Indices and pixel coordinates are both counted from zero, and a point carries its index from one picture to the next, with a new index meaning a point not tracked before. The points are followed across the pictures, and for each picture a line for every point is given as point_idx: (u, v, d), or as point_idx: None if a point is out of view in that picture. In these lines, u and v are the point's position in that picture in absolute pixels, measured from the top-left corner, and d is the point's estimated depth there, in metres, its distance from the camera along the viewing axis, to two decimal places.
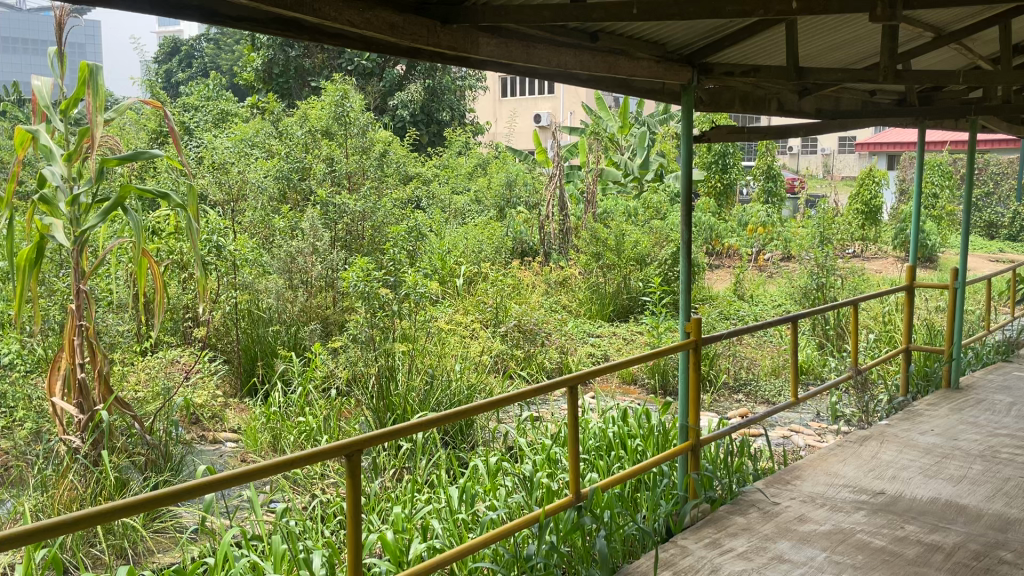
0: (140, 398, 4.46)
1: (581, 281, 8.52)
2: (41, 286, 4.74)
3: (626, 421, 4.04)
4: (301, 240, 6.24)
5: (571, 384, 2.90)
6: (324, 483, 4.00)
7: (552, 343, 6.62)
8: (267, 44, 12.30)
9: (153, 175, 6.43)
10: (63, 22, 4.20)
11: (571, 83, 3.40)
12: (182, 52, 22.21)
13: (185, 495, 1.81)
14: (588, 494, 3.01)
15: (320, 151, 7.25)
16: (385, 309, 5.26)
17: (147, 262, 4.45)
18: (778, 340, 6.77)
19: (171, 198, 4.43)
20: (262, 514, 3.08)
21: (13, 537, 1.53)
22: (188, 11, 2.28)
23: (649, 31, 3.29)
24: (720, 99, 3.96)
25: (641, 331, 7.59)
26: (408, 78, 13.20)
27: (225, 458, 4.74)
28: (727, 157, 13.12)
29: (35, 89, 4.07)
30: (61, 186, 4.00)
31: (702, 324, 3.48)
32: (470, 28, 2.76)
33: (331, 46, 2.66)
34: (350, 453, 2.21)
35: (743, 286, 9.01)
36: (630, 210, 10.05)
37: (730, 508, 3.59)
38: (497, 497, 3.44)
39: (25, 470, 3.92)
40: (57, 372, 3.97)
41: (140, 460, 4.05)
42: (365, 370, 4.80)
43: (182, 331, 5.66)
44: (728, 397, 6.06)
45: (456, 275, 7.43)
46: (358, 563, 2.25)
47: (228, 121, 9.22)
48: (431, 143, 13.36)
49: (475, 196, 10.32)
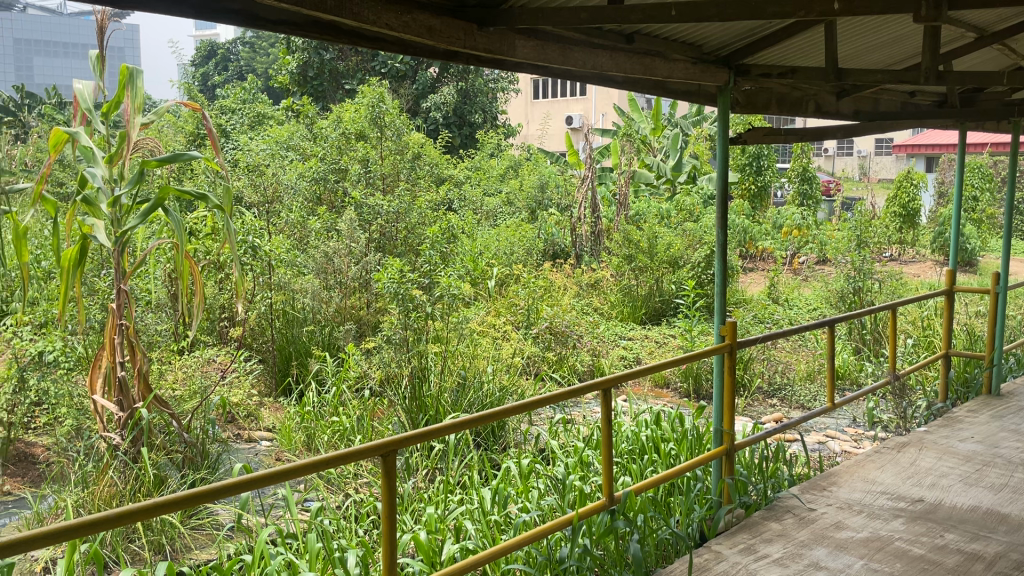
0: (178, 396, 4.53)
1: (613, 284, 8.52)
2: (83, 286, 4.87)
3: (659, 424, 4.02)
4: (338, 241, 6.29)
5: (603, 387, 2.88)
6: (357, 483, 4.03)
7: (584, 345, 6.60)
8: (303, 47, 12.41)
9: (191, 177, 6.54)
10: (103, 26, 4.26)
11: (607, 85, 3.40)
12: (217, 55, 22.52)
13: (223, 492, 1.83)
14: (622, 498, 3.00)
15: (355, 152, 7.30)
16: (419, 310, 5.28)
17: (186, 264, 4.51)
18: (814, 344, 6.68)
19: (209, 199, 4.48)
20: (296, 512, 3.11)
21: (57, 533, 1.56)
22: (227, 15, 2.31)
23: (687, 32, 3.28)
24: (757, 100, 3.92)
25: (674, 334, 7.54)
26: (440, 80, 13.27)
27: (260, 457, 4.80)
28: (762, 159, 13.03)
29: (77, 92, 4.12)
30: (103, 187, 4.06)
31: (737, 328, 3.46)
32: (508, 30, 2.76)
33: (370, 50, 2.68)
34: (385, 453, 2.22)
35: (778, 290, 8.92)
36: (663, 212, 10.00)
37: (766, 514, 3.55)
38: (530, 499, 3.44)
39: (66, 466, 4.00)
40: (98, 370, 4.05)
41: (178, 458, 4.10)
42: (398, 371, 4.86)
43: (218, 330, 5.77)
44: (762, 401, 6.04)
45: (488, 277, 7.45)
46: (392, 562, 2.25)
47: (264, 123, 9.32)
48: (464, 145, 13.40)
49: (507, 198, 10.37)
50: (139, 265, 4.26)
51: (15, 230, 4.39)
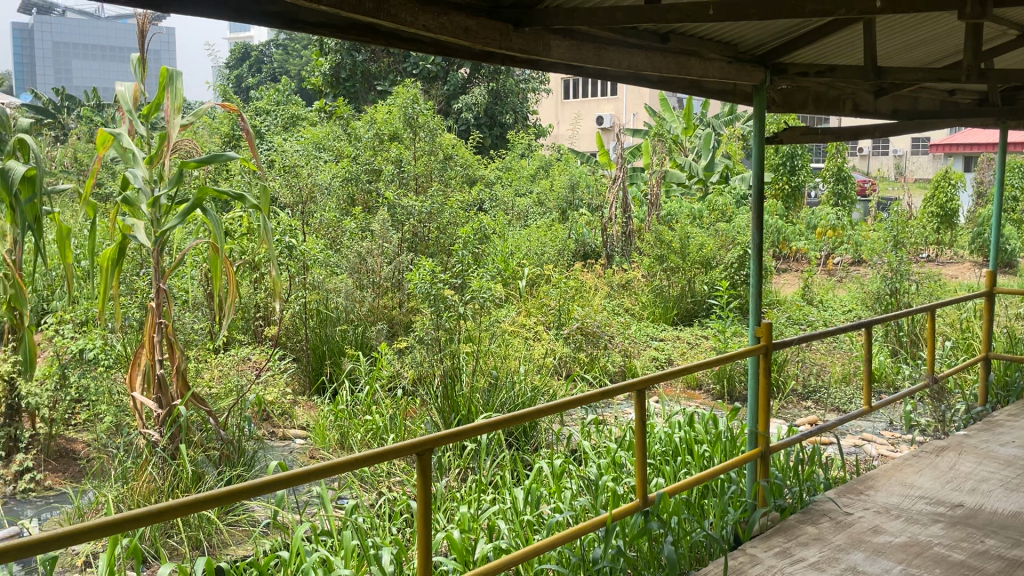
0: (215, 394, 4.60)
1: (644, 284, 8.49)
2: (122, 285, 4.96)
3: (693, 426, 3.99)
4: (371, 241, 6.34)
5: (637, 388, 2.86)
6: (390, 481, 4.06)
7: (615, 346, 6.59)
8: (335, 49, 12.50)
9: (226, 178, 6.63)
10: (144, 30, 4.33)
11: (641, 85, 3.38)
12: (251, 57, 22.79)
13: (263, 489, 1.85)
14: (655, 500, 2.98)
15: (389, 153, 7.35)
16: (451, 310, 5.30)
17: (223, 264, 4.57)
18: (849, 346, 6.59)
19: (246, 200, 4.54)
20: (331, 510, 3.15)
21: (98, 528, 1.58)
22: (268, 18, 2.34)
23: (722, 31, 3.26)
24: (794, 99, 3.88)
25: (706, 335, 7.49)
26: (471, 81, 13.30)
27: (295, 455, 4.87)
28: (796, 159, 12.89)
29: (119, 94, 4.20)
30: (143, 188, 4.12)
31: (773, 329, 3.42)
32: (543, 31, 2.77)
33: (407, 51, 2.70)
34: (421, 451, 2.23)
35: (813, 291, 8.83)
36: (695, 212, 9.93)
37: (802, 517, 3.51)
38: (562, 499, 3.45)
39: (107, 462, 4.08)
40: (137, 368, 4.13)
41: (215, 454, 4.16)
42: (430, 370, 4.90)
43: (253, 329, 5.85)
44: (796, 403, 5.99)
45: (519, 276, 7.45)
46: (428, 563, 2.27)
47: (298, 124, 9.41)
48: (495, 145, 13.43)
49: (538, 198, 10.38)
50: (177, 265, 4.32)
51: (59, 232, 4.48)
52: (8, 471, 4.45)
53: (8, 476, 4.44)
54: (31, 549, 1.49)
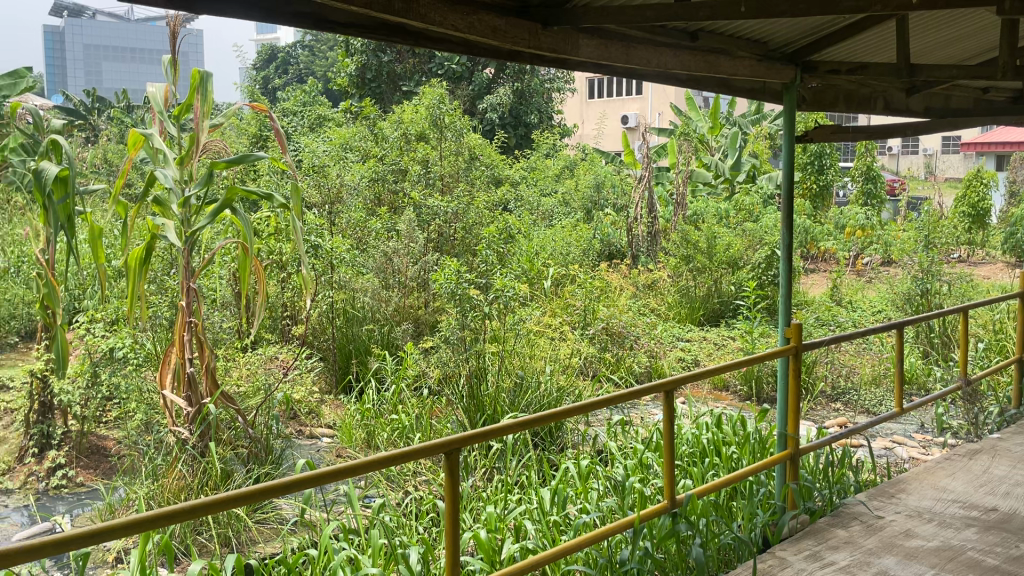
0: (243, 392, 4.63)
1: (671, 284, 8.44)
2: (152, 285, 5.02)
3: (720, 427, 3.95)
4: (398, 241, 6.36)
5: (665, 389, 2.84)
6: (417, 480, 4.07)
7: (641, 346, 6.56)
8: (361, 49, 12.54)
9: (254, 178, 6.70)
10: (175, 31, 4.37)
11: (670, 84, 3.36)
12: (278, 59, 22.96)
13: (292, 487, 1.86)
14: (684, 501, 2.94)
15: (415, 153, 7.38)
16: (477, 310, 5.31)
17: (251, 263, 4.60)
18: (880, 348, 6.51)
19: (275, 200, 4.57)
20: (359, 508, 3.16)
21: (129, 525, 1.60)
22: (300, 19, 2.35)
23: (752, 29, 3.22)
24: (824, 97, 3.83)
25: (733, 335, 7.44)
26: (496, 80, 13.31)
27: (321, 454, 4.91)
28: (824, 158, 12.77)
29: (150, 96, 4.25)
30: (174, 189, 4.17)
31: (803, 330, 3.38)
32: (572, 30, 2.75)
33: (436, 51, 2.70)
34: (449, 450, 2.23)
35: (841, 291, 8.73)
36: (722, 211, 9.86)
37: (832, 520, 3.47)
38: (589, 500, 3.43)
39: (138, 459, 4.13)
40: (168, 367, 4.17)
41: (243, 452, 4.20)
42: (456, 370, 4.89)
43: (281, 329, 5.90)
44: (825, 405, 5.93)
45: (544, 276, 7.43)
46: (456, 562, 2.27)
47: (324, 125, 9.47)
48: (520, 145, 13.43)
49: (564, 197, 10.36)
50: (207, 265, 4.36)
51: (92, 232, 4.55)
52: (41, 467, 4.53)
53: (41, 473, 4.55)
54: (62, 546, 1.51)
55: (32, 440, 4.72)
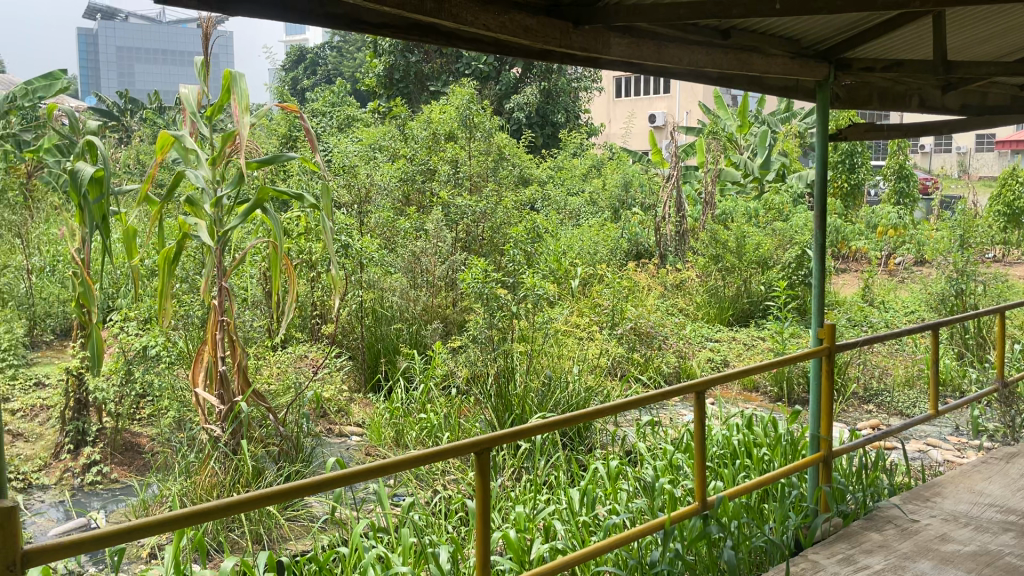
0: (273, 390, 4.67)
1: (699, 284, 8.39)
2: (184, 284, 5.08)
3: (752, 428, 3.92)
4: (426, 240, 6.38)
5: (696, 389, 2.81)
6: (445, 479, 4.08)
7: (670, 346, 6.52)
8: (389, 50, 12.59)
9: (284, 178, 6.76)
10: (208, 33, 4.41)
11: (701, 82, 3.34)
12: (307, 60, 23.15)
13: (323, 486, 1.86)
14: (715, 503, 2.91)
15: (444, 153, 7.41)
16: (505, 310, 5.32)
17: (282, 262, 4.63)
18: (913, 348, 6.42)
19: (305, 200, 4.59)
20: (388, 506, 3.17)
21: (170, 520, 1.62)
22: (335, 20, 2.36)
23: (785, 26, 3.19)
24: (858, 95, 3.78)
25: (763, 336, 7.37)
26: (524, 80, 13.31)
27: (351, 452, 4.94)
28: (856, 156, 12.61)
29: (183, 97, 4.29)
30: (206, 189, 4.20)
31: (836, 331, 3.34)
32: (604, 28, 2.74)
33: (467, 50, 2.70)
34: (479, 450, 2.23)
35: (874, 291, 8.59)
36: (751, 211, 9.76)
37: (865, 523, 3.42)
38: (618, 501, 3.42)
39: (171, 457, 4.18)
40: (200, 365, 4.21)
41: (275, 450, 4.23)
42: (484, 370, 4.89)
43: (311, 327, 5.94)
44: (857, 407, 5.86)
45: (572, 276, 7.41)
46: (486, 562, 2.27)
47: (353, 125, 9.53)
48: (546, 145, 13.42)
49: (591, 197, 10.32)
50: (238, 264, 4.39)
51: (126, 231, 4.61)
52: (76, 464, 4.61)
53: (76, 469, 4.62)
54: (101, 542, 1.54)
55: (67, 436, 4.80)
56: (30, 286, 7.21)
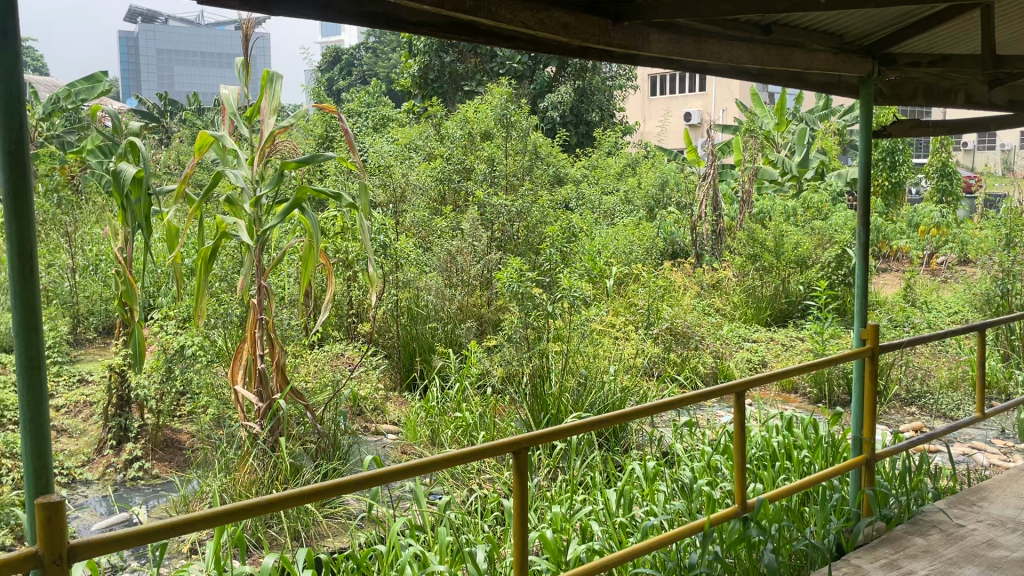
0: (311, 388, 4.71)
1: (736, 283, 8.30)
2: (223, 283, 5.15)
3: (792, 430, 3.86)
4: (461, 240, 6.39)
5: (737, 390, 2.77)
6: (481, 478, 4.08)
7: (707, 347, 6.46)
8: (424, 50, 12.62)
9: (321, 179, 6.81)
10: (248, 35, 4.45)
11: (741, 79, 3.30)
12: (343, 61, 23.34)
13: (361, 484, 1.87)
14: (755, 506, 2.86)
15: (481, 152, 7.42)
16: (540, 309, 5.30)
17: (318, 261, 4.66)
18: (957, 350, 6.29)
19: (343, 200, 4.62)
20: (425, 505, 3.17)
21: (215, 516, 1.64)
22: (376, 19, 2.36)
23: (828, 21, 3.14)
24: (903, 91, 3.67)
25: (802, 336, 7.27)
26: (558, 79, 13.28)
27: (387, 450, 4.95)
28: (897, 154, 12.39)
29: (224, 98, 4.33)
30: (245, 189, 4.24)
31: (880, 332, 3.27)
32: (643, 25, 2.72)
33: (505, 48, 2.69)
34: (517, 449, 2.22)
35: (916, 291, 8.42)
36: (789, 210, 9.64)
37: (909, 528, 3.36)
38: (656, 502, 3.39)
39: (211, 453, 4.23)
40: (239, 362, 4.24)
41: (312, 447, 4.26)
42: (519, 369, 4.88)
43: (347, 326, 6.00)
44: (899, 409, 5.76)
45: (608, 276, 7.36)
46: (524, 562, 2.26)
47: (388, 125, 9.58)
48: (580, 144, 13.38)
49: (626, 196, 10.24)
50: (277, 262, 4.42)
51: (167, 230, 4.67)
52: (119, 460, 4.70)
53: (119, 464, 4.70)
54: (143, 538, 1.55)
55: (110, 432, 4.88)
56: (74, 284, 7.36)
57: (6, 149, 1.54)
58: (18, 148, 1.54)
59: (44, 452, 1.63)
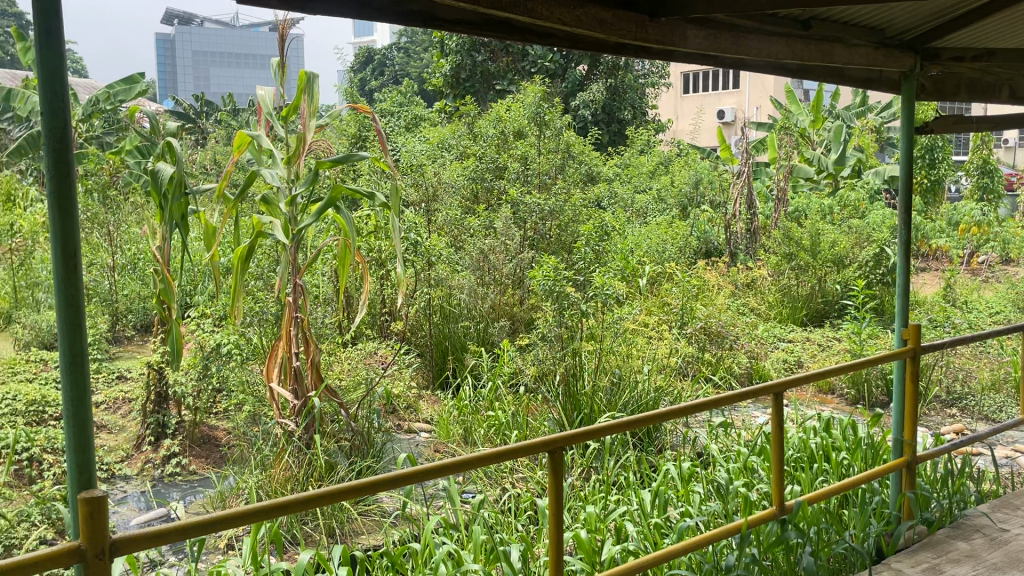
0: (345, 386, 4.73)
1: (771, 283, 8.20)
2: (259, 281, 5.20)
3: (830, 432, 3.81)
4: (494, 239, 6.40)
5: (775, 391, 2.73)
6: (514, 477, 4.08)
7: (742, 346, 6.40)
8: (456, 49, 12.64)
9: (354, 178, 6.86)
10: (284, 35, 4.47)
11: (780, 75, 3.25)
12: (375, 61, 23.50)
13: (396, 482, 1.87)
14: (794, 508, 2.82)
15: (514, 151, 7.40)
16: (574, 309, 5.28)
17: (353, 259, 4.68)
18: (1000, 351, 6.15)
19: (377, 199, 4.63)
20: (459, 503, 3.17)
21: (255, 512, 1.65)
22: (414, 18, 2.36)
23: (869, 15, 3.09)
24: (945, 86, 3.58)
25: (839, 336, 7.17)
26: (590, 77, 13.24)
27: (420, 448, 4.95)
28: (936, 151, 12.12)
29: (260, 98, 4.36)
30: (281, 188, 4.27)
31: (922, 332, 3.20)
32: (680, 20, 2.69)
33: (540, 46, 2.67)
34: (552, 448, 2.20)
35: (956, 291, 8.24)
36: (825, 208, 9.50)
37: (951, 532, 3.29)
38: (691, 503, 3.36)
39: (247, 450, 4.27)
40: (275, 360, 4.27)
41: (346, 445, 4.28)
42: (552, 368, 4.86)
43: (380, 325, 6.04)
44: (939, 411, 5.67)
45: (640, 275, 7.30)
46: (560, 562, 2.24)
47: (420, 125, 9.62)
48: (612, 142, 13.31)
49: (658, 194, 10.06)
50: (312, 261, 4.45)
51: (204, 229, 4.72)
52: (157, 456, 4.76)
53: (157, 460, 4.76)
54: (183, 534, 1.57)
55: (148, 428, 4.94)
56: (113, 282, 7.48)
57: (51, 148, 1.56)
58: (62, 147, 1.56)
59: (86, 447, 1.65)
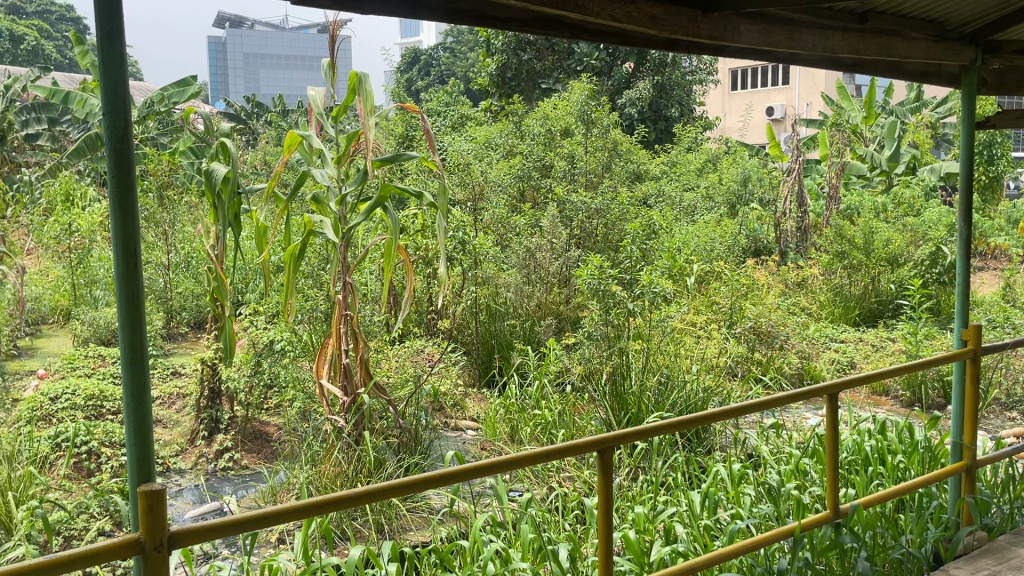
0: (392, 383, 4.77)
1: (823, 282, 8.04)
2: (309, 279, 5.28)
3: (885, 434, 3.73)
4: (541, 237, 6.40)
5: (829, 392, 2.68)
6: (561, 476, 4.07)
7: (792, 346, 6.30)
8: (501, 49, 12.57)
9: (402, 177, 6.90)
10: (334, 36, 4.51)
11: (835, 69, 3.19)
12: (421, 62, 23.67)
13: (445, 480, 1.88)
14: (848, 511, 2.77)
15: (560, 149, 7.38)
16: (620, 307, 5.25)
17: (401, 257, 4.71)
18: None
19: (425, 198, 4.66)
20: (507, 502, 3.17)
21: (308, 506, 1.67)
22: (463, 17, 2.35)
23: (928, 7, 3.02)
24: (1008, 79, 3.46)
25: (893, 336, 7.02)
26: (637, 74, 13.14)
27: (467, 446, 4.98)
28: (994, 147, 11.77)
29: (310, 99, 4.40)
30: (331, 187, 4.32)
31: (982, 332, 3.11)
32: (733, 14, 2.65)
33: (589, 42, 2.65)
34: (601, 448, 2.19)
35: (1016, 291, 7.99)
36: (878, 207, 9.32)
37: (1013, 538, 3.20)
38: (742, 505, 3.31)
39: (298, 445, 4.33)
40: (325, 356, 4.33)
41: (394, 442, 4.31)
42: (599, 367, 4.83)
43: (427, 322, 6.07)
44: (998, 414, 5.52)
45: (688, 273, 7.24)
46: (609, 560, 2.23)
47: (466, 123, 9.65)
48: (659, 139, 13.19)
49: (707, 192, 9.88)
50: (361, 259, 4.50)
51: (256, 228, 4.79)
52: (210, 450, 4.85)
53: (210, 455, 4.86)
54: (238, 527, 1.60)
55: (202, 423, 5.03)
56: (168, 280, 7.63)
57: (112, 148, 1.59)
58: (123, 147, 1.60)
59: (146, 441, 1.68)
